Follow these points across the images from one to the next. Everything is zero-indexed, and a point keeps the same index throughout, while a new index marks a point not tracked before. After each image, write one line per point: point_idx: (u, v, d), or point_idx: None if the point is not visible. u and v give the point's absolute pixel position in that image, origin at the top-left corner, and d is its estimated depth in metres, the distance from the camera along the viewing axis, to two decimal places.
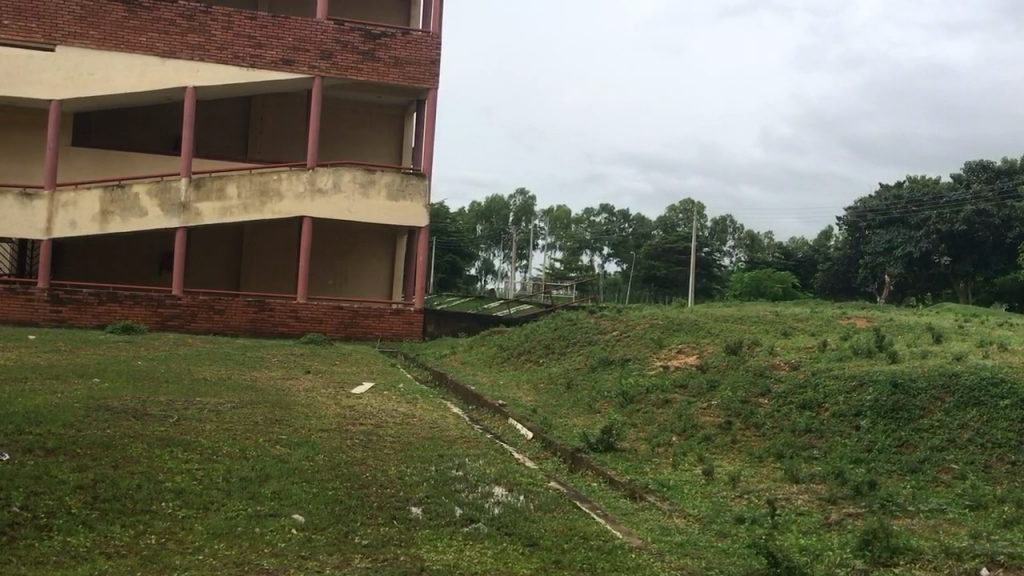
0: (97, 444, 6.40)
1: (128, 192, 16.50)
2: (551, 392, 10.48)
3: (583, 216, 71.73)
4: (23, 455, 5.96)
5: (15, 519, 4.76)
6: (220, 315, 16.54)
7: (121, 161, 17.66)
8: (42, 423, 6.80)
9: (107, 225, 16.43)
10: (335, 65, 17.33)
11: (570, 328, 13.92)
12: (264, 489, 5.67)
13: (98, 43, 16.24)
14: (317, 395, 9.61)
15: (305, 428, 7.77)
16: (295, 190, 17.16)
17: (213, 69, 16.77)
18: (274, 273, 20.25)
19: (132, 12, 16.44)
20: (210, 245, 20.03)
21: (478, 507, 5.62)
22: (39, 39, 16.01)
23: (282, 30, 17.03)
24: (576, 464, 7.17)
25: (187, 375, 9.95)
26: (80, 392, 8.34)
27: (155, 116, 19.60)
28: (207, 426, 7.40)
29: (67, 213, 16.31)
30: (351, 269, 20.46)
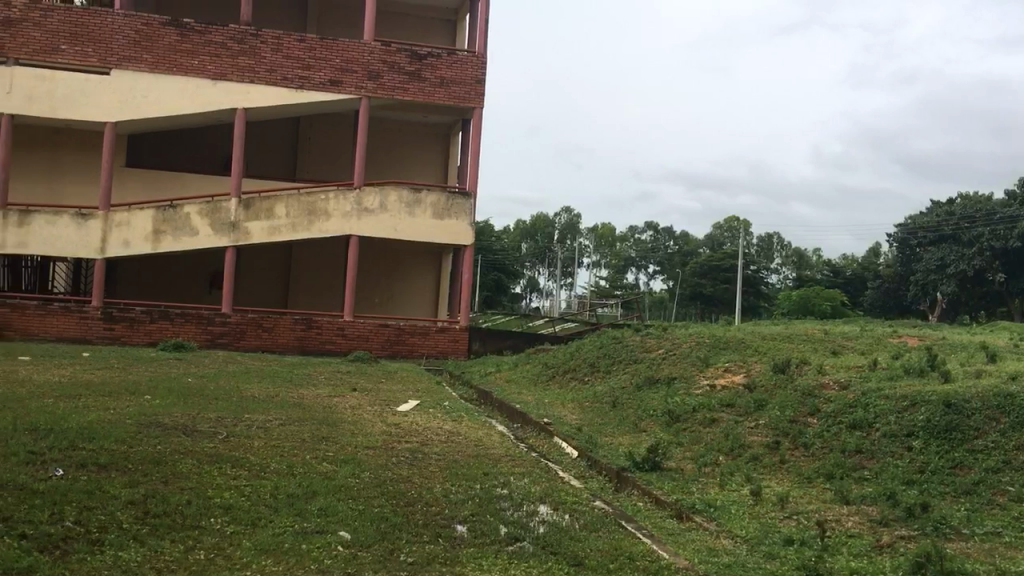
0: (147, 459, 6.52)
1: (180, 212, 16.80)
2: (596, 411, 10.42)
3: (628, 234, 71.77)
4: (76, 470, 6.10)
5: (67, 533, 4.88)
6: (268, 333, 16.73)
7: (173, 183, 18.06)
8: (94, 439, 6.94)
9: (159, 245, 16.72)
10: (381, 86, 17.54)
11: (614, 345, 13.86)
12: (310, 506, 5.72)
13: (151, 67, 16.62)
14: (362, 412, 9.67)
15: (350, 444, 7.84)
16: (343, 209, 17.35)
17: (262, 90, 17.05)
18: (322, 290, 20.49)
19: (184, 36, 16.80)
20: (260, 263, 20.33)
21: (523, 526, 5.60)
22: (95, 63, 16.44)
23: (330, 52, 17.30)
24: (621, 484, 7.11)
25: (235, 393, 10.05)
26: (132, 408, 8.49)
27: (206, 137, 19.98)
28: (255, 443, 7.50)
29: (120, 232, 16.63)
30: (397, 288, 20.61)
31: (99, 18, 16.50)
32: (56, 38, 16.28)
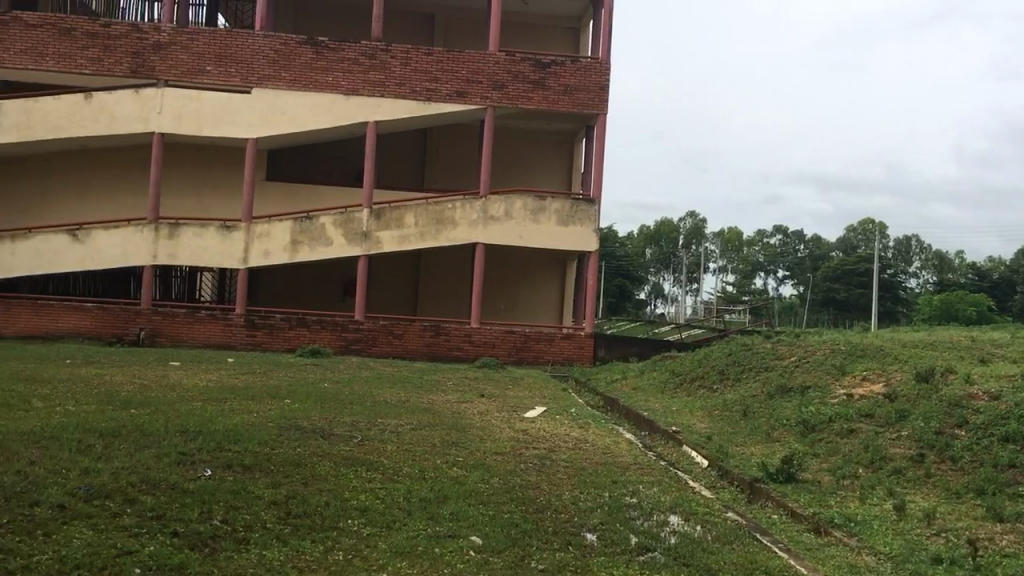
0: (288, 461, 6.78)
1: (316, 223, 17.42)
2: (726, 420, 10.20)
3: (756, 238, 70.12)
4: (222, 471, 6.42)
5: (216, 531, 5.13)
6: (398, 340, 17.14)
7: (308, 195, 18.76)
8: (238, 440, 7.28)
9: (296, 254, 17.37)
10: (506, 95, 17.72)
11: (744, 353, 13.55)
12: (442, 510, 5.82)
13: (289, 84, 17.31)
14: (490, 418, 9.78)
15: (479, 450, 7.94)
16: (469, 218, 17.61)
17: (392, 103, 17.51)
18: (449, 298, 20.85)
19: (319, 53, 17.43)
20: (390, 271, 20.86)
21: (655, 536, 5.54)
22: (237, 82, 17.26)
23: (456, 63, 17.61)
24: (754, 495, 6.94)
25: (368, 398, 10.34)
26: (273, 412, 8.85)
27: (338, 151, 20.67)
28: (388, 447, 7.68)
29: (260, 243, 17.36)
30: (523, 295, 20.76)
31: (240, 40, 17.33)
32: (201, 60, 17.19)
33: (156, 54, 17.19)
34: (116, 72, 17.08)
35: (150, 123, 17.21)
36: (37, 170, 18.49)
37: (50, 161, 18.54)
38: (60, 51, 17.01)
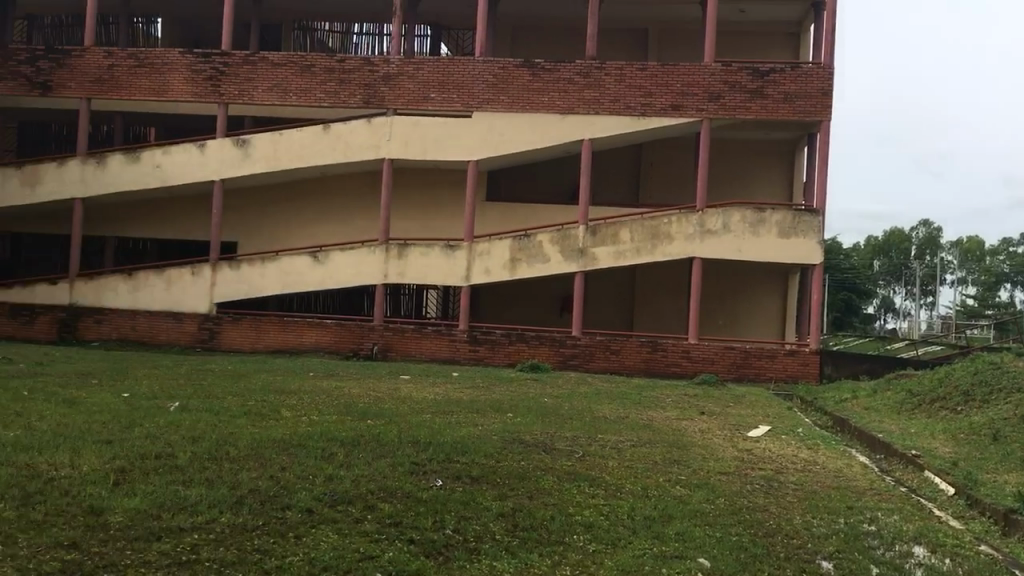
0: (513, 474, 6.95)
1: (533, 241, 17.76)
2: (974, 444, 9.40)
3: (999, 247, 64.47)
4: (453, 481, 6.71)
5: (449, 540, 5.34)
6: (615, 356, 17.14)
7: (526, 214, 19.21)
8: (466, 452, 7.56)
9: (515, 271, 17.79)
10: (722, 106, 17.36)
11: (991, 372, 12.44)
12: (668, 529, 5.74)
13: (507, 106, 17.83)
14: (713, 437, 9.55)
15: (704, 469, 7.76)
16: (686, 232, 17.36)
17: (607, 120, 17.61)
18: (666, 313, 20.63)
19: (535, 75, 17.83)
20: (606, 287, 20.93)
21: (897, 568, 5.19)
22: (458, 107, 17.98)
23: (671, 77, 17.46)
24: (1011, 528, 6.34)
25: (588, 413, 10.39)
26: (498, 425, 9.09)
27: (554, 169, 21.03)
28: (610, 463, 7.68)
29: (481, 261, 17.92)
30: (742, 310, 20.19)
31: (461, 66, 18.05)
32: (426, 88, 18.06)
33: (386, 85, 18.23)
34: (350, 103, 18.27)
35: (381, 150, 18.25)
36: (282, 197, 20.08)
37: (293, 188, 20.08)
38: (301, 87, 18.45)
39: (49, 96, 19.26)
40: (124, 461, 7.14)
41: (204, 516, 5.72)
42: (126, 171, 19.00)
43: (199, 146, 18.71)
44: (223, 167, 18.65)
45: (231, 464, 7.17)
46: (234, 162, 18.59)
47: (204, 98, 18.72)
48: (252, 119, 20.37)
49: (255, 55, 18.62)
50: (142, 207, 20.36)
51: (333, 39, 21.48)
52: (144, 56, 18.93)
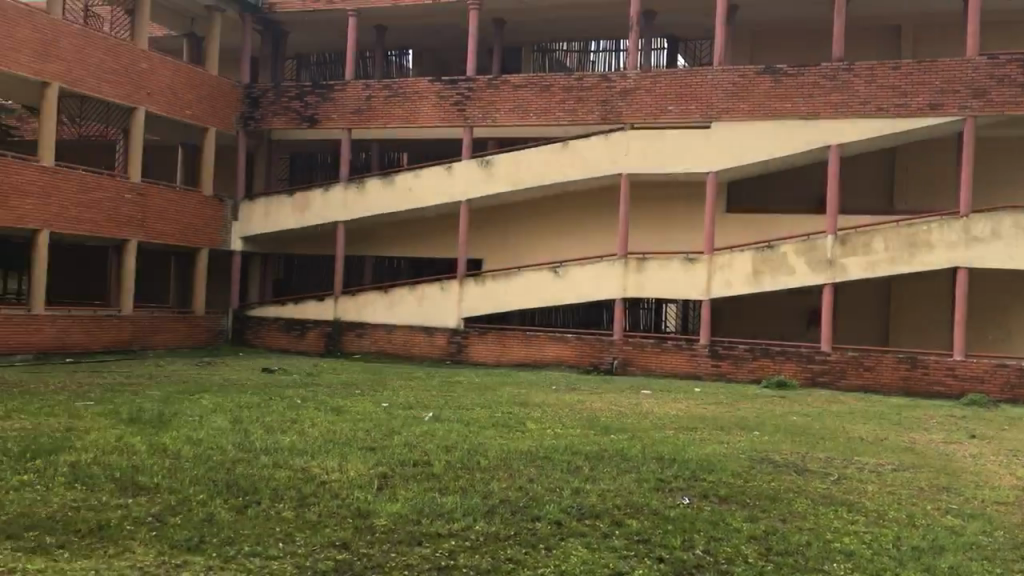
0: (763, 496, 6.74)
1: (778, 252, 17.04)
2: None
3: None
4: (700, 500, 6.67)
5: (699, 560, 5.27)
6: (870, 373, 16.13)
7: (769, 224, 18.58)
8: (713, 471, 7.44)
9: (759, 284, 17.16)
10: (989, 102, 15.94)
11: None
12: (938, 562, 5.31)
13: (748, 115, 17.35)
14: (987, 463, 8.73)
15: (978, 498, 7.11)
16: (948, 239, 16.08)
17: (857, 124, 16.69)
18: (926, 327, 19.20)
19: (778, 81, 17.22)
20: (858, 300, 19.80)
21: None
22: (698, 118, 17.71)
23: (929, 74, 16.27)
24: None
25: (842, 434, 9.83)
26: (744, 444, 8.82)
27: (798, 177, 20.21)
28: (869, 488, 7.22)
29: (723, 274, 17.45)
30: (1015, 323, 18.40)
31: (700, 77, 17.78)
32: (664, 101, 17.97)
33: (624, 100, 18.33)
34: (588, 119, 18.56)
35: (619, 164, 18.33)
36: (524, 213, 20.67)
37: (534, 204, 20.60)
38: (543, 107, 18.98)
39: (316, 128, 21.02)
40: (386, 467, 7.62)
41: (460, 523, 5.99)
42: (382, 194, 20.34)
43: (447, 168, 19.68)
44: (469, 188, 19.50)
45: (482, 473, 7.46)
46: (479, 182, 19.38)
47: (451, 122, 19.67)
48: (495, 140, 21.15)
49: (497, 79, 19.35)
50: (395, 227, 21.70)
51: (570, 58, 21.86)
52: (396, 86, 20.20)
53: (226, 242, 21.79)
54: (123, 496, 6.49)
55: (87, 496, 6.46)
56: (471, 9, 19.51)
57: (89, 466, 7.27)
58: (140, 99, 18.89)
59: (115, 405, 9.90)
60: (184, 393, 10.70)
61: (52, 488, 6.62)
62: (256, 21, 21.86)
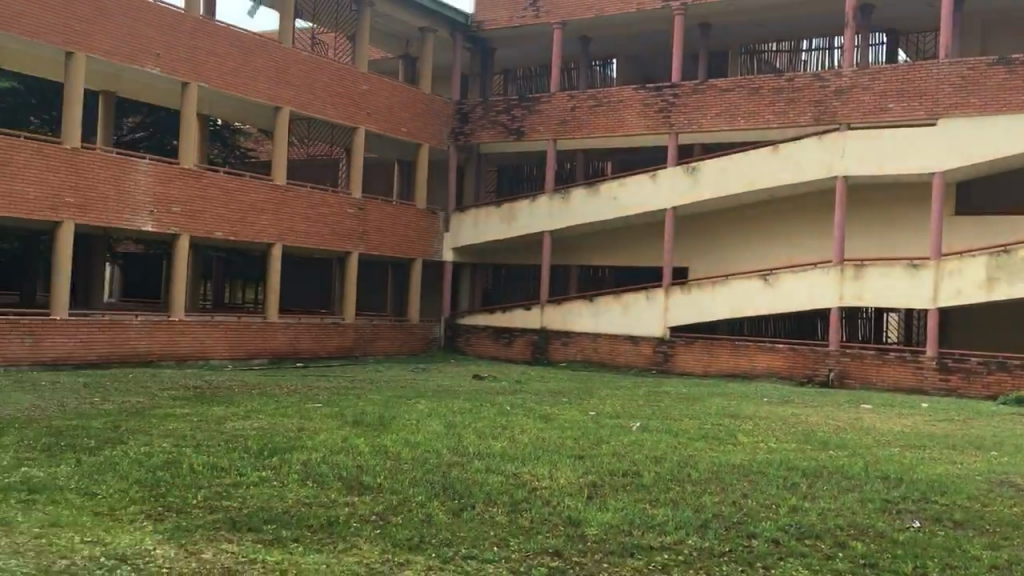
0: (1006, 523, 6.21)
1: (1016, 257, 15.62)
2: None
3: None
4: (932, 524, 6.24)
5: None
6: None
7: (1005, 227, 17.16)
8: (947, 494, 6.95)
9: (993, 291, 15.79)
10: None
11: None
12: None
13: (979, 110, 16.11)
14: None
15: None
16: None
17: None
18: None
19: (1013, 71, 15.88)
20: None
21: None
22: (921, 116, 16.64)
23: None
24: None
25: None
26: (981, 465, 8.16)
27: None
28: None
29: (951, 281, 16.24)
30: None
31: (923, 71, 16.70)
32: (884, 99, 17.04)
33: (838, 100, 17.58)
34: (800, 121, 17.95)
35: (834, 167, 17.47)
36: (729, 220, 20.26)
37: (740, 211, 20.16)
38: (751, 110, 18.52)
39: (522, 140, 21.52)
40: (595, 476, 7.64)
41: (673, 537, 5.90)
42: (587, 204, 20.50)
43: (652, 176, 19.56)
44: (675, 195, 19.29)
45: (694, 486, 7.33)
46: (685, 189, 19.12)
47: (656, 129, 19.57)
48: (701, 146, 20.84)
49: (704, 83, 19.09)
50: (600, 236, 21.83)
51: (780, 58, 21.07)
52: (601, 96, 20.37)
53: (438, 253, 22.72)
54: (349, 494, 6.87)
55: (317, 492, 6.88)
56: (677, 15, 19.36)
57: (318, 465, 7.75)
58: (361, 119, 20.05)
59: (340, 407, 10.52)
60: (402, 398, 11.22)
61: (286, 484, 7.11)
62: (466, 39, 22.71)
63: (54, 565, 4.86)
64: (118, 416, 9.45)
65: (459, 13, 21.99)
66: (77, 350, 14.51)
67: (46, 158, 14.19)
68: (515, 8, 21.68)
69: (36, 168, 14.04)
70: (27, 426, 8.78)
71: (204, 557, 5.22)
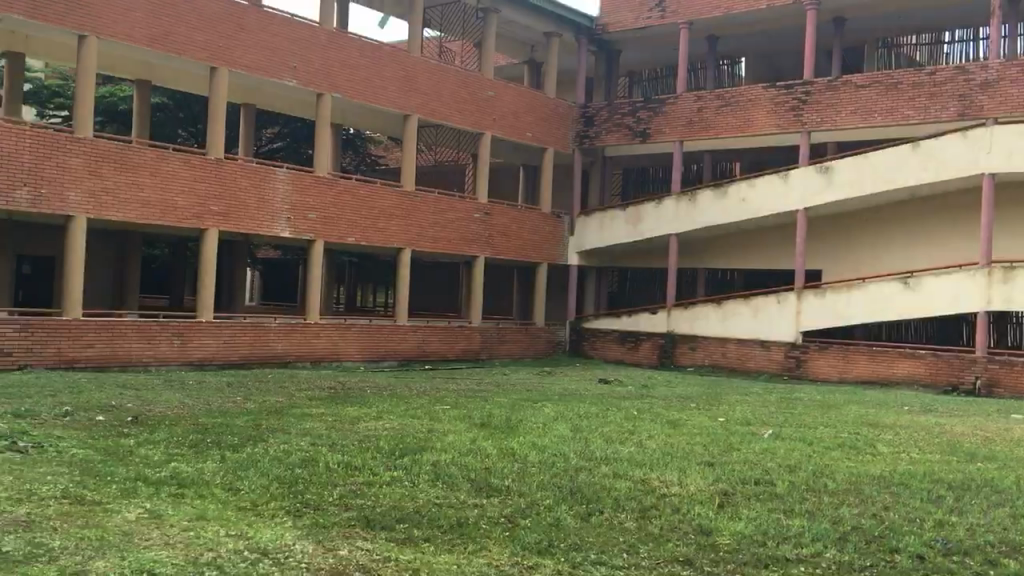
0: None
1: None
2: None
3: None
4: None
5: None
6: None
7: None
8: None
9: None
10: None
11: None
12: None
13: None
14: None
15: None
16: None
17: None
18: None
19: None
20: None
21: None
22: None
23: None
24: None
25: None
26: None
27: None
28: None
29: None
30: None
31: None
32: None
33: (985, 93, 16.71)
34: (942, 116, 17.16)
35: (981, 165, 16.49)
36: (865, 221, 19.56)
37: (876, 212, 19.42)
38: (889, 106, 17.81)
39: (648, 142, 21.34)
40: (726, 484, 7.48)
41: (810, 549, 5.72)
42: (714, 205, 20.15)
43: (782, 176, 19.06)
44: (807, 195, 18.73)
45: (831, 497, 7.08)
46: (817, 189, 18.55)
47: (787, 128, 19.06)
48: (834, 145, 20.20)
49: (838, 80, 18.46)
50: (728, 238, 21.41)
51: (920, 51, 20.25)
52: (729, 96, 19.99)
53: (564, 256, 22.76)
54: (479, 496, 6.95)
55: (448, 493, 6.99)
56: (809, 10, 18.83)
57: (448, 466, 7.88)
58: (487, 124, 20.31)
59: (468, 409, 10.68)
60: (529, 401, 11.29)
61: (417, 484, 7.25)
62: (591, 42, 22.71)
63: (202, 556, 5.10)
64: (259, 415, 9.86)
65: (584, 17, 22.01)
66: (220, 351, 15.22)
67: (193, 168, 14.96)
68: (640, 9, 21.54)
69: (184, 178, 14.82)
70: (178, 422, 9.27)
71: (341, 553, 5.37)
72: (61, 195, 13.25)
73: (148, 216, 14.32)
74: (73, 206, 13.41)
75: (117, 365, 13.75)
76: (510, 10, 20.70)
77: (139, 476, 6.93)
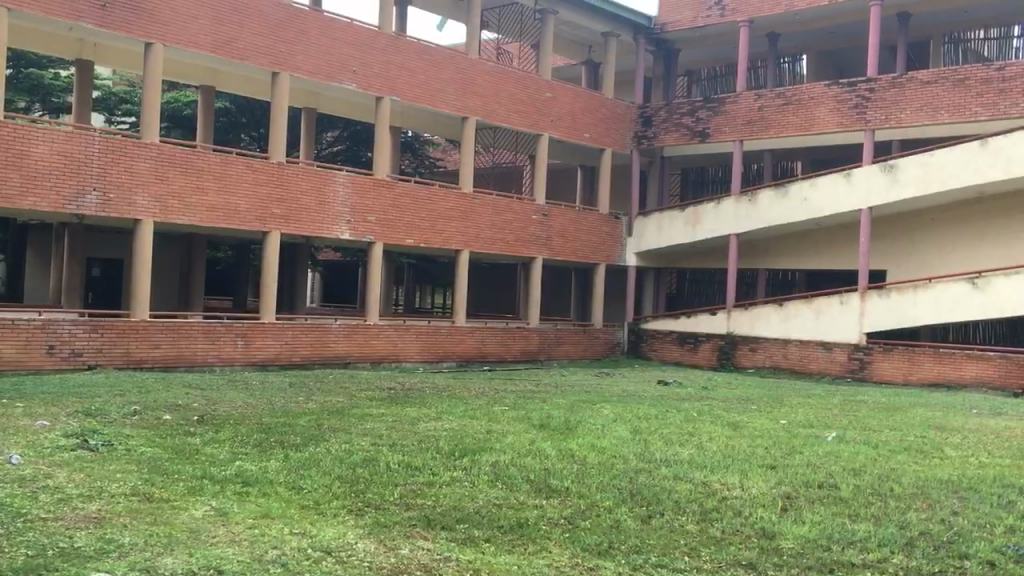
0: None
1: None
2: None
3: None
4: None
5: None
6: None
7: None
8: None
9: None
10: None
11: None
12: None
13: None
14: None
15: None
16: None
17: None
18: None
19: None
20: None
21: None
22: None
23: None
24: None
25: None
26: None
27: None
28: None
29: None
30: None
31: None
32: None
33: None
34: (1012, 113, 16.72)
35: None
36: (930, 221, 19.13)
37: (943, 212, 18.98)
38: (955, 103, 17.39)
39: (708, 142, 21.14)
40: (789, 487, 7.36)
41: (876, 554, 5.61)
42: (775, 206, 19.89)
43: (845, 175, 18.73)
44: (870, 195, 18.37)
45: (898, 502, 6.92)
46: (882, 188, 18.17)
47: (851, 127, 18.71)
48: (899, 143, 19.84)
49: (903, 76, 18.06)
50: (790, 239, 21.14)
51: (988, 46, 19.62)
52: (790, 94, 19.72)
53: (622, 258, 22.63)
54: (539, 497, 6.95)
55: (507, 494, 7.00)
56: (874, 6, 18.46)
57: (507, 467, 7.90)
58: (544, 126, 20.31)
59: (526, 410, 10.69)
60: (587, 402, 11.26)
61: (477, 484, 7.27)
62: (648, 42, 22.58)
63: (267, 554, 5.17)
64: (321, 415, 9.99)
65: (641, 16, 21.89)
66: (283, 352, 15.47)
67: (257, 172, 15.23)
68: (699, 8, 21.34)
69: (247, 182, 15.09)
70: (242, 422, 9.45)
71: (402, 552, 5.40)
72: (130, 200, 13.60)
73: (213, 220, 14.61)
74: (141, 209, 13.75)
75: (183, 366, 14.07)
76: (567, 11, 20.67)
77: (204, 474, 7.07)
